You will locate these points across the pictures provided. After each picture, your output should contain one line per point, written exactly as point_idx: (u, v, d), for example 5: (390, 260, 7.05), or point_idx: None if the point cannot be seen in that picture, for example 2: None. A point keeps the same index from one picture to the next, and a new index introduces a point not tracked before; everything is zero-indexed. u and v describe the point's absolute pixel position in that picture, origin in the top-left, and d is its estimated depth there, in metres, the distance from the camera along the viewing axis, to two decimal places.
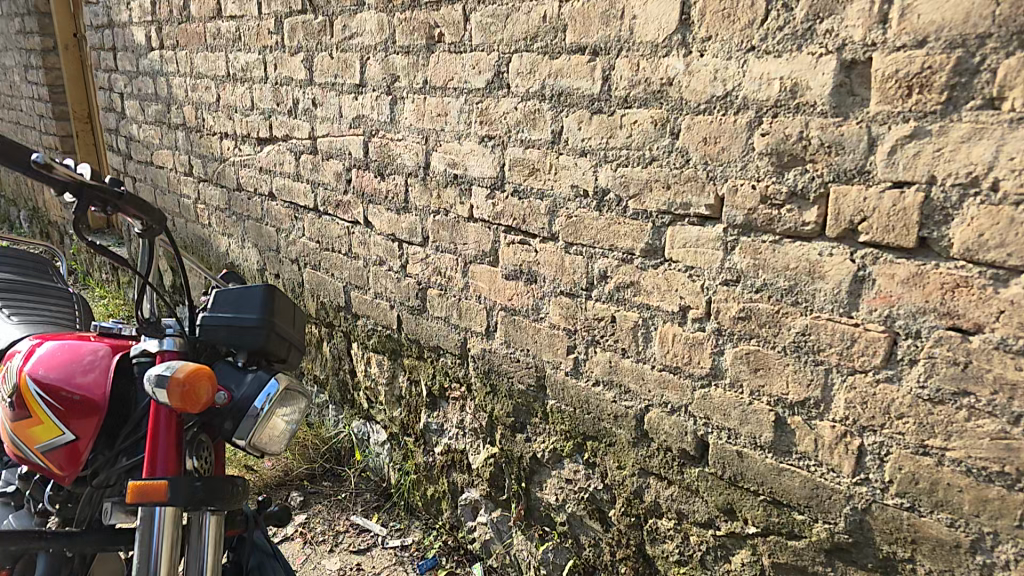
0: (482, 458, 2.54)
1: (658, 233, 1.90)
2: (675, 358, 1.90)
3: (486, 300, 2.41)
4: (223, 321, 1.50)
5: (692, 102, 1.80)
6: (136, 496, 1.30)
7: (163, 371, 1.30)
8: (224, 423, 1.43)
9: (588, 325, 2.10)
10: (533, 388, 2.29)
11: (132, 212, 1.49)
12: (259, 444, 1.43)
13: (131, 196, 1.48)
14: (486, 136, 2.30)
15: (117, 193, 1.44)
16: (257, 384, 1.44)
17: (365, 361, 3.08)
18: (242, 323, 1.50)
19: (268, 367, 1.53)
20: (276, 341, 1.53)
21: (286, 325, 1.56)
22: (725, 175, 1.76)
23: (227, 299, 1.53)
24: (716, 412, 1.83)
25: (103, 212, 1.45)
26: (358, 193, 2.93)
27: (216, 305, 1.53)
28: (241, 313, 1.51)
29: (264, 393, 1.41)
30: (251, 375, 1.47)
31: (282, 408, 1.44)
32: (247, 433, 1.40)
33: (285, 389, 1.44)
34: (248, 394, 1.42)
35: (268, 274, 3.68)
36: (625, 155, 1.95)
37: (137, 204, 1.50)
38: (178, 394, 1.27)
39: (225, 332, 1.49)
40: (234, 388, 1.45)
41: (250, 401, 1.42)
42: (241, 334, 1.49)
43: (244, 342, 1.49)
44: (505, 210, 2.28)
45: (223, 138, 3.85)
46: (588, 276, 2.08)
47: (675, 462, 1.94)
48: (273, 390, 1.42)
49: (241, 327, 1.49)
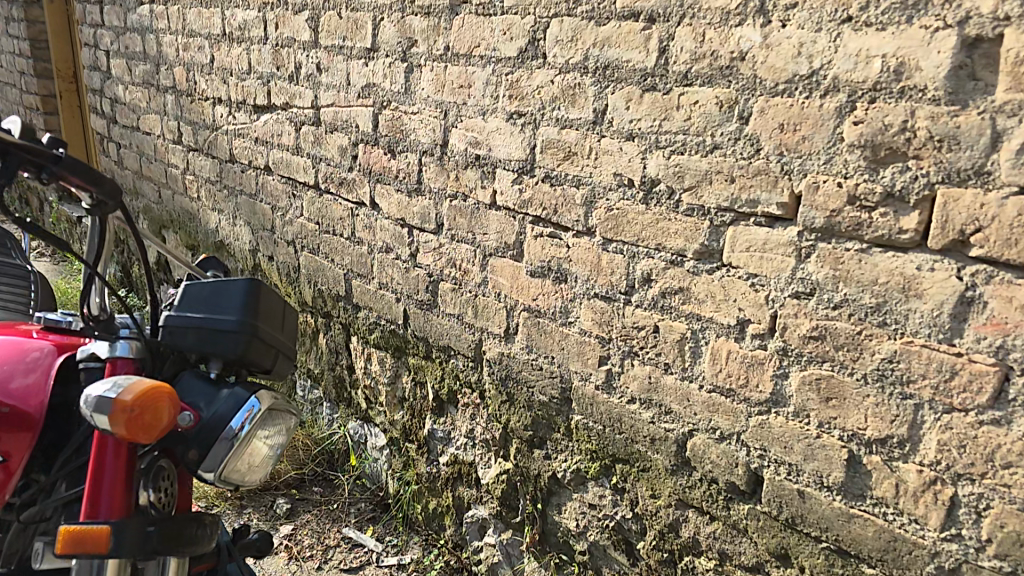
0: (493, 473, 2.38)
1: (717, 234, 1.63)
2: (729, 379, 1.66)
3: (507, 298, 2.18)
4: (194, 322, 1.40)
5: (768, 82, 1.50)
6: (76, 540, 1.18)
7: (106, 393, 1.15)
8: (190, 449, 1.33)
9: (626, 334, 1.87)
10: (557, 401, 2.10)
11: (76, 182, 1.28)
12: (230, 475, 1.34)
13: (74, 162, 1.27)
14: (515, 112, 2.03)
15: (53, 156, 1.25)
16: (233, 401, 1.35)
17: (365, 358, 2.82)
18: (217, 325, 1.40)
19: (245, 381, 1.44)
20: (259, 347, 1.44)
21: (270, 328, 1.48)
22: (805, 169, 1.47)
23: (200, 296, 1.42)
24: (775, 443, 1.61)
25: (37, 178, 1.27)
26: (365, 171, 2.65)
27: (186, 304, 1.42)
28: (218, 314, 1.41)
29: (243, 412, 1.33)
30: (227, 391, 1.38)
31: (263, 429, 1.37)
32: (220, 459, 1.30)
33: (268, 409, 1.37)
34: (222, 413, 1.34)
35: (261, 256, 3.40)
36: (681, 141, 1.66)
37: (85, 174, 1.29)
38: (122, 418, 1.13)
39: (196, 335, 1.39)
40: (205, 405, 1.36)
41: (225, 421, 1.33)
42: (216, 339, 1.39)
43: (220, 348, 1.39)
44: (534, 199, 2.03)
45: (216, 105, 3.55)
46: (628, 279, 1.83)
47: (720, 496, 1.75)
48: (255, 409, 1.34)
49: (217, 330, 1.39)
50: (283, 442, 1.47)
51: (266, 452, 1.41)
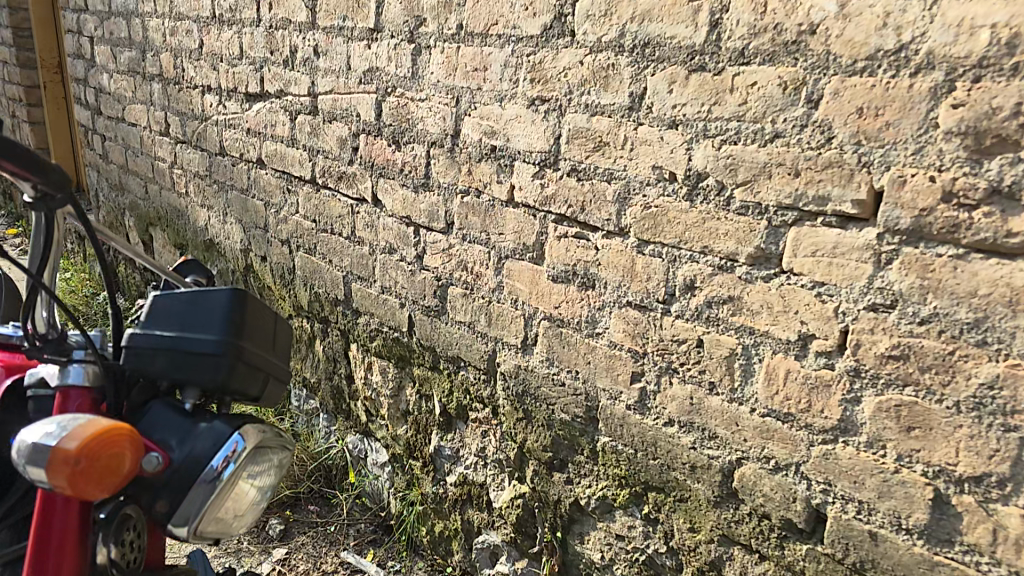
0: (507, 497, 2.18)
1: (776, 236, 1.42)
2: (786, 403, 1.46)
3: (525, 305, 1.96)
4: (166, 342, 1.19)
5: (844, 59, 1.28)
6: None
7: (43, 441, 0.99)
8: (160, 498, 1.15)
9: (664, 348, 1.67)
10: (581, 420, 1.90)
11: (13, 171, 1.11)
12: (209, 522, 1.16)
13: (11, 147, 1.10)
14: (538, 98, 1.83)
15: None
16: (213, 437, 1.16)
17: (366, 367, 2.60)
18: (192, 347, 1.19)
19: (230, 414, 1.23)
20: (244, 371, 1.23)
21: (257, 348, 1.26)
22: (888, 160, 1.25)
23: (174, 311, 1.21)
24: (842, 476, 1.40)
25: None
26: (366, 165, 2.43)
27: (156, 320, 1.21)
28: (194, 333, 1.20)
29: (225, 450, 1.14)
30: (206, 425, 1.18)
31: (250, 469, 1.19)
32: (197, 506, 1.13)
33: (255, 446, 1.18)
34: (199, 452, 1.15)
35: (253, 256, 3.17)
36: (735, 129, 1.45)
37: (25, 161, 1.12)
38: (64, 472, 0.98)
39: (167, 357, 1.19)
40: (179, 442, 1.17)
41: (204, 461, 1.14)
42: (192, 363, 1.19)
43: (198, 373, 1.19)
44: (559, 196, 1.82)
45: (205, 93, 3.33)
46: (666, 285, 1.63)
47: (774, 534, 1.56)
48: (239, 447, 1.15)
49: (193, 353, 1.18)
50: (273, 481, 1.30)
51: (254, 496, 1.24)
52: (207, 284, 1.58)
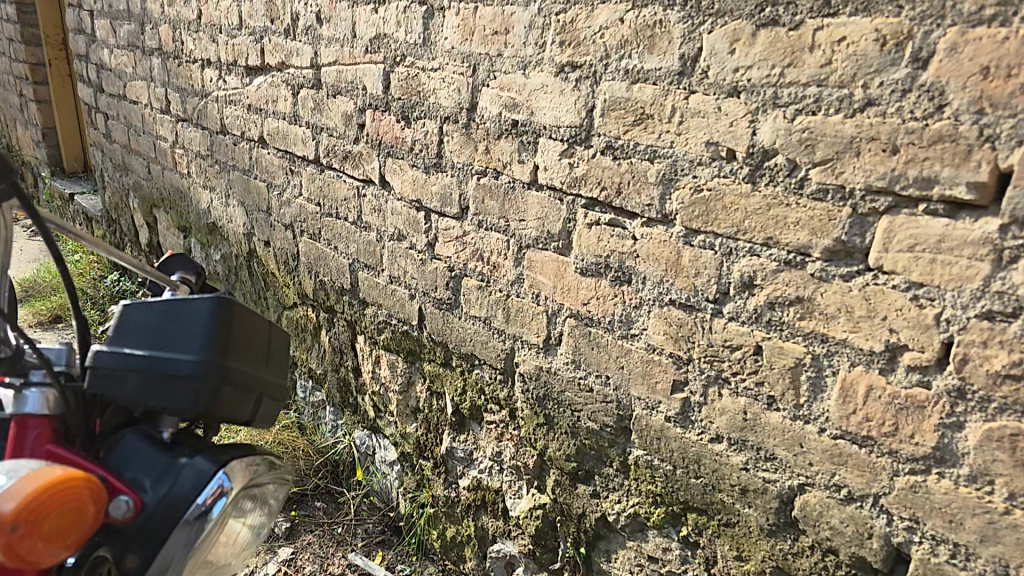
0: (525, 507, 1.96)
1: (862, 226, 1.19)
2: (865, 424, 1.22)
3: (548, 301, 1.74)
4: (137, 363, 0.97)
5: (966, 4, 1.04)
6: None
7: None
8: (129, 552, 0.91)
9: (713, 355, 1.43)
10: (611, 429, 1.66)
11: None
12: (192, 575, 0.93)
13: None
14: (568, 64, 1.59)
15: None
16: (194, 475, 0.94)
17: (374, 361, 2.41)
18: (166, 370, 0.96)
19: (214, 448, 1.01)
20: (233, 396, 1.02)
21: (246, 366, 1.04)
22: (1019, 133, 1.02)
23: (145, 325, 0.99)
24: (933, 514, 1.16)
25: None
26: (373, 143, 2.20)
27: (125, 334, 0.98)
28: (170, 352, 0.97)
29: (208, 489, 0.91)
30: (187, 460, 0.96)
31: (239, 510, 0.97)
32: (177, 559, 0.90)
33: (246, 482, 0.96)
34: (178, 493, 0.92)
35: (256, 241, 2.98)
36: (813, 96, 1.22)
37: None
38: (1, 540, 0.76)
39: (138, 380, 0.96)
40: (153, 482, 0.94)
41: (185, 504, 0.92)
42: (168, 388, 0.96)
43: (174, 401, 0.97)
44: (591, 175, 1.59)
45: (205, 68, 3.12)
46: (719, 282, 1.40)
47: (841, 573, 1.32)
48: (226, 484, 0.93)
49: (168, 376, 0.96)
50: (266, 518, 1.08)
51: (245, 536, 1.02)
52: (197, 282, 1.31)
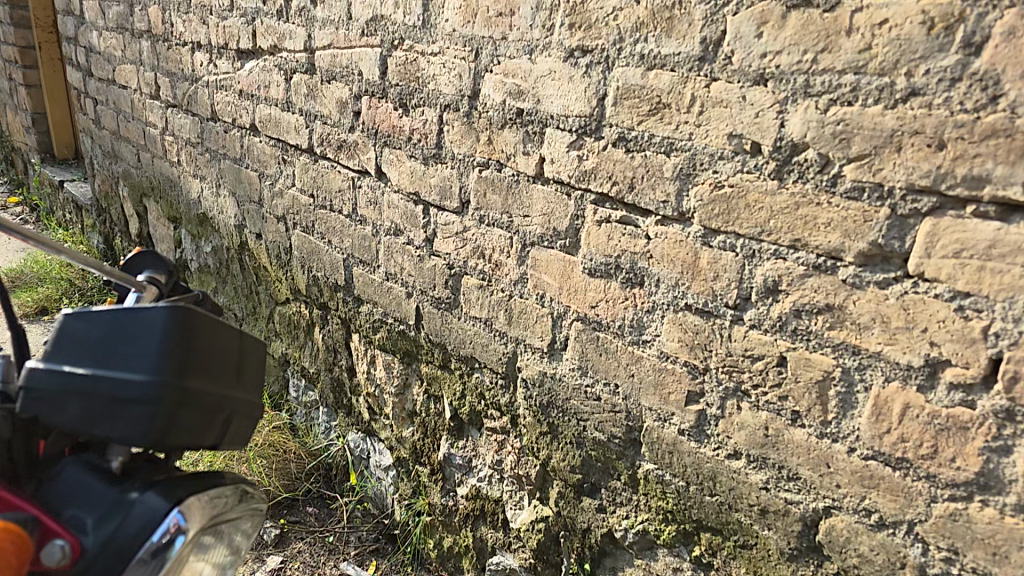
0: (526, 519, 1.87)
1: (901, 229, 1.09)
2: (900, 445, 1.12)
3: (554, 304, 1.63)
4: (75, 384, 0.81)
5: None
6: None
7: None
8: None
9: (732, 364, 1.33)
10: (619, 441, 1.56)
11: None
12: None
13: None
14: (577, 48, 1.47)
15: None
16: (144, 515, 0.82)
17: (369, 361, 2.30)
18: (110, 394, 0.81)
19: (172, 480, 0.89)
20: (193, 420, 0.87)
21: (209, 386, 0.88)
22: None
23: (86, 338, 0.82)
24: (975, 545, 1.07)
25: None
26: (369, 132, 2.09)
27: (61, 349, 0.83)
28: (115, 371, 0.81)
29: (160, 530, 0.80)
30: (137, 495, 0.84)
31: (198, 550, 0.86)
32: None
33: (204, 519, 0.85)
34: (124, 536, 0.81)
35: (248, 233, 2.86)
36: (850, 84, 1.11)
37: None
38: None
39: (77, 405, 0.81)
40: (96, 522, 0.82)
41: (131, 548, 0.80)
42: (114, 415, 0.81)
43: (123, 429, 0.82)
44: (602, 169, 1.48)
45: (195, 51, 2.98)
46: (740, 287, 1.30)
47: None
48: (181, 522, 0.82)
49: (113, 402, 0.81)
50: (230, 558, 0.97)
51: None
52: (168, 282, 1.22)
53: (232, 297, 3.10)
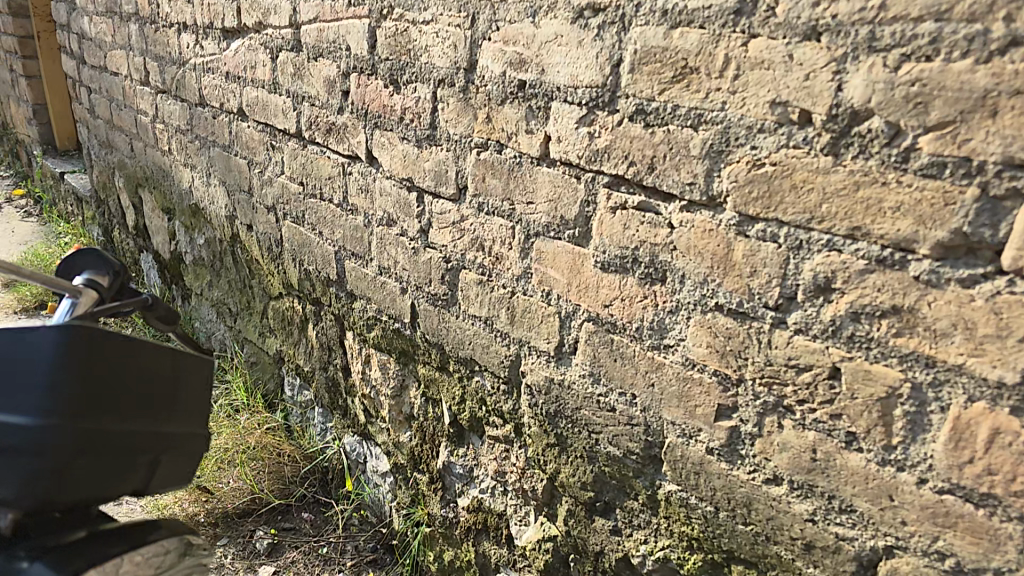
0: (532, 537, 1.69)
1: (993, 213, 0.88)
2: (987, 477, 0.93)
3: (561, 302, 1.44)
4: None
5: None
6: None
7: None
8: None
9: (772, 375, 1.13)
10: (636, 457, 1.37)
11: None
12: None
13: None
14: (588, 6, 1.26)
15: None
16: None
17: (364, 361, 2.13)
18: (7, 440, 0.93)
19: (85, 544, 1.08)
20: (100, 457, 1.01)
21: (115, 426, 1.02)
22: None
23: None
24: None
25: None
26: (358, 113, 1.90)
27: None
28: (11, 421, 0.93)
29: None
30: (26, 565, 1.00)
31: None
32: None
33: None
34: None
35: (239, 225, 2.69)
36: (929, 35, 0.89)
37: None
38: None
39: None
40: None
41: None
42: (14, 457, 0.94)
43: (24, 473, 0.95)
44: (616, 147, 1.27)
45: (181, 32, 2.79)
46: (783, 284, 1.10)
47: None
48: None
49: (11, 448, 0.93)
50: None
51: None
52: (112, 286, 1.06)
53: (226, 292, 2.93)
